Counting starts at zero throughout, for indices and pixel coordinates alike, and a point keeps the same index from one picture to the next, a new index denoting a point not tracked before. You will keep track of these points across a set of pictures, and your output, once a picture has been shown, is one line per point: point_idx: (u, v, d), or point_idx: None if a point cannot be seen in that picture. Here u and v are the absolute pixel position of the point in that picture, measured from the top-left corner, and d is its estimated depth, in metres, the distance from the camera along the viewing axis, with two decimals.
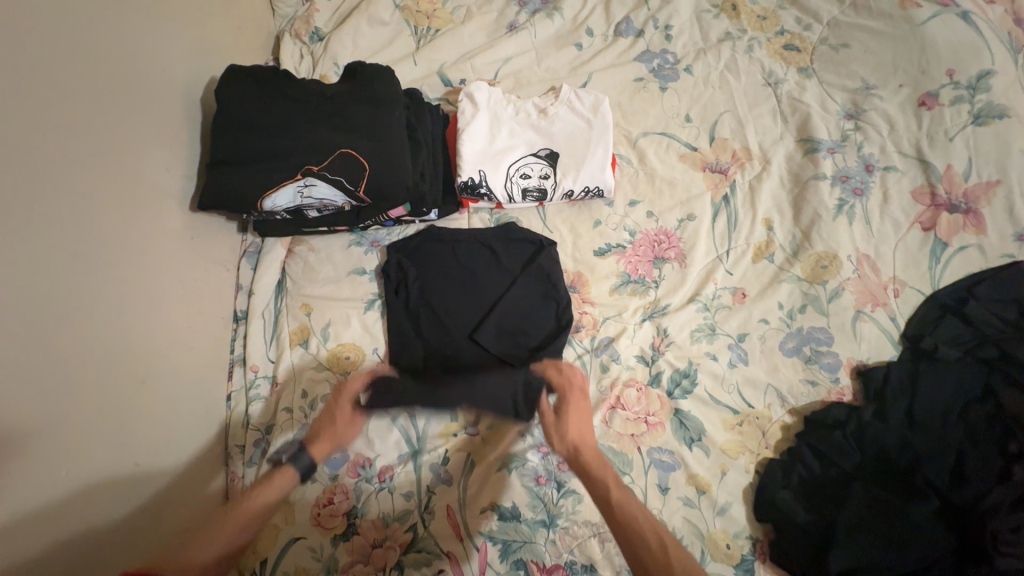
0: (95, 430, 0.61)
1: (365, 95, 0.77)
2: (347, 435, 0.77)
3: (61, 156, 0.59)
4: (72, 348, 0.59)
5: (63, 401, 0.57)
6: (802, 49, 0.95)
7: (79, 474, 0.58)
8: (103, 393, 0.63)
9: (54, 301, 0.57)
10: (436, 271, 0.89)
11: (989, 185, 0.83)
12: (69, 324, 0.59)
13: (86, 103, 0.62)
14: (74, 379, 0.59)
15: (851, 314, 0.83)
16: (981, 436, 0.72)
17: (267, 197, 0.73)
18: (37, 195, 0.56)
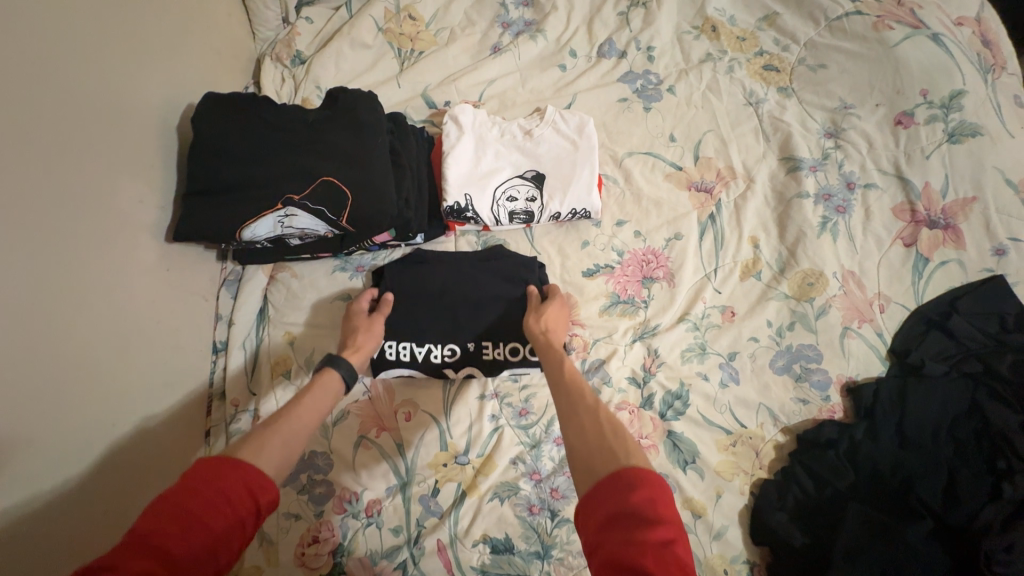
0: (67, 485, 0.58)
1: (348, 121, 0.75)
2: (369, 341, 0.75)
3: (31, 196, 0.56)
4: (39, 398, 0.55)
5: (29, 455, 0.54)
6: (780, 69, 0.96)
7: (46, 529, 0.55)
8: (74, 440, 0.59)
9: (19, 351, 0.54)
10: (416, 292, 0.84)
11: (966, 202, 0.85)
12: (38, 371, 0.55)
13: (57, 138, 0.60)
14: (42, 432, 0.55)
15: (839, 331, 0.84)
16: (971, 453, 0.72)
17: (247, 226, 0.71)
18: (4, 237, 0.53)
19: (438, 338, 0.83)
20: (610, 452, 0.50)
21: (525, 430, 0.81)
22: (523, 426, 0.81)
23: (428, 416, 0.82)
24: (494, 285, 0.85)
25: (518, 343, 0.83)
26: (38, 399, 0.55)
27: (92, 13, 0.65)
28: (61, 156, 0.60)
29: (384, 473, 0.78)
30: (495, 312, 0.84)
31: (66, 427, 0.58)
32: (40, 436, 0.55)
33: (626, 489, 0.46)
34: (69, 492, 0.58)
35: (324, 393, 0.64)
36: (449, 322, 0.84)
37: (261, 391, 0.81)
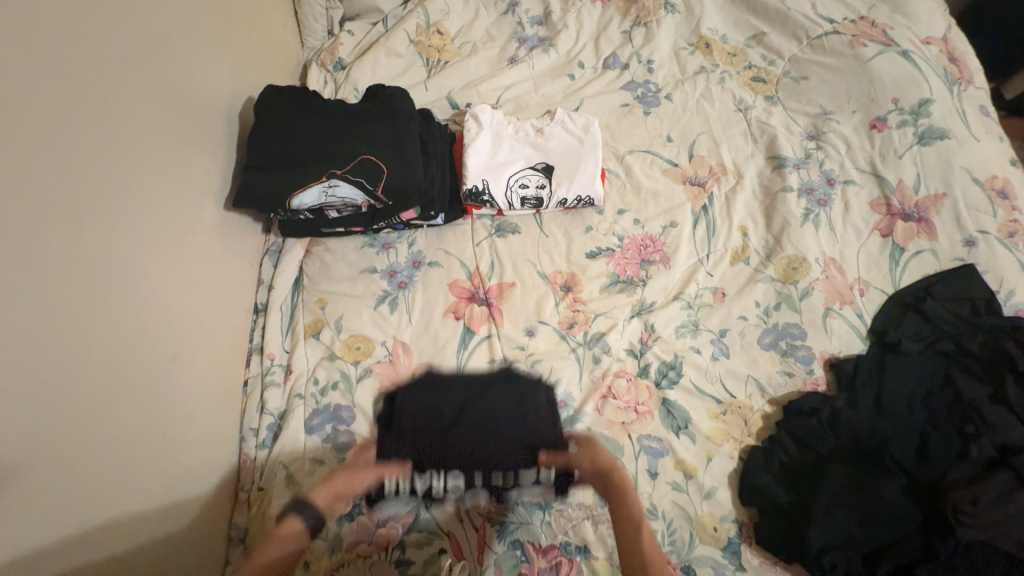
0: (127, 407, 0.66)
1: (385, 112, 0.87)
2: (358, 480, 0.78)
3: (117, 159, 0.68)
4: (114, 319, 0.66)
5: (109, 363, 0.64)
6: (767, 80, 1.08)
7: (117, 433, 0.64)
8: (143, 362, 0.70)
9: (109, 279, 0.65)
10: (426, 423, 0.79)
11: (936, 198, 0.93)
12: (117, 296, 0.66)
13: (138, 114, 0.71)
14: (118, 350, 0.66)
15: (822, 311, 0.91)
16: (942, 420, 0.77)
17: (296, 194, 0.82)
18: (107, 184, 0.66)
19: (441, 467, 0.77)
20: None
21: None
22: None
23: None
24: (506, 405, 0.81)
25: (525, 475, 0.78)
26: (110, 323, 0.65)
27: (182, 19, 0.80)
28: (141, 129, 0.72)
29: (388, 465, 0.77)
30: (506, 435, 0.79)
31: (133, 356, 0.68)
32: (111, 358, 0.64)
33: None
34: (131, 412, 0.66)
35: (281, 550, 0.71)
36: (454, 449, 0.77)
37: (294, 348, 0.90)
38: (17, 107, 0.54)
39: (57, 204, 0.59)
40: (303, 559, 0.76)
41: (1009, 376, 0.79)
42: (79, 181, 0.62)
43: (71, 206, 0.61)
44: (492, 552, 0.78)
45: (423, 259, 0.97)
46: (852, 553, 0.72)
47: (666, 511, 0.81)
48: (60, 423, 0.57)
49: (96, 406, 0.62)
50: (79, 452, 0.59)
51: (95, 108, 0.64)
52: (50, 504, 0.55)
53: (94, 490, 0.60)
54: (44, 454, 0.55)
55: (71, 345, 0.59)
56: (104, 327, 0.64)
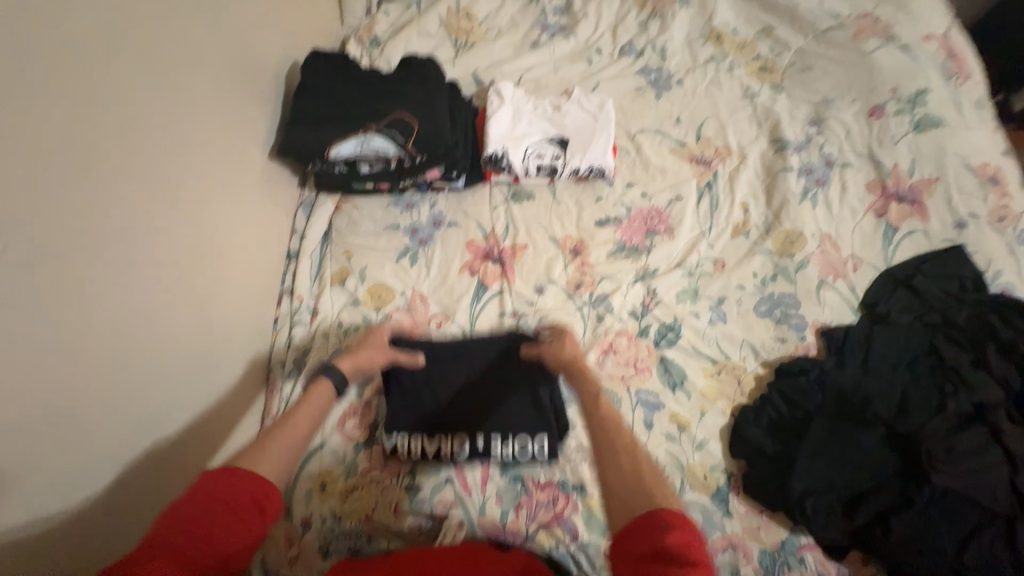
0: (177, 320, 0.76)
1: (418, 78, 0.99)
2: (375, 357, 0.80)
3: (179, 105, 0.77)
4: (170, 241, 0.75)
5: (164, 277, 0.73)
6: (774, 70, 1.14)
7: (166, 338, 0.74)
8: (190, 284, 0.79)
9: (169, 206, 0.75)
10: (428, 390, 0.87)
11: (929, 182, 0.99)
12: (174, 221, 0.76)
13: (197, 69, 0.81)
14: (172, 267, 0.75)
15: (815, 283, 0.96)
16: (924, 381, 0.82)
17: (335, 145, 0.93)
18: (172, 124, 0.76)
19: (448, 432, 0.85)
20: (647, 491, 0.56)
21: None
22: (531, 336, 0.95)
23: (456, 326, 0.95)
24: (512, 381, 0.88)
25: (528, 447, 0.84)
26: (164, 246, 0.74)
27: None
28: (199, 83, 0.81)
29: (403, 406, 0.86)
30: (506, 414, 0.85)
31: (181, 278, 0.77)
32: (162, 275, 0.73)
33: (660, 527, 0.51)
34: (175, 326, 0.75)
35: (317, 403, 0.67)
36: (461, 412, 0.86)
37: (321, 292, 0.98)
38: (104, 49, 0.65)
39: (128, 135, 0.68)
40: (322, 480, 0.84)
41: (991, 345, 0.83)
42: (147, 120, 0.71)
43: (142, 140, 0.70)
44: (495, 485, 0.84)
45: (443, 220, 1.04)
46: (831, 497, 0.77)
47: (659, 458, 0.86)
48: (121, 321, 0.66)
49: (148, 315, 0.70)
50: (136, 346, 0.68)
51: (163, 60, 0.74)
52: (110, 386, 0.64)
53: (146, 384, 0.70)
54: (108, 348, 0.64)
55: (134, 259, 0.68)
56: (160, 248, 0.73)
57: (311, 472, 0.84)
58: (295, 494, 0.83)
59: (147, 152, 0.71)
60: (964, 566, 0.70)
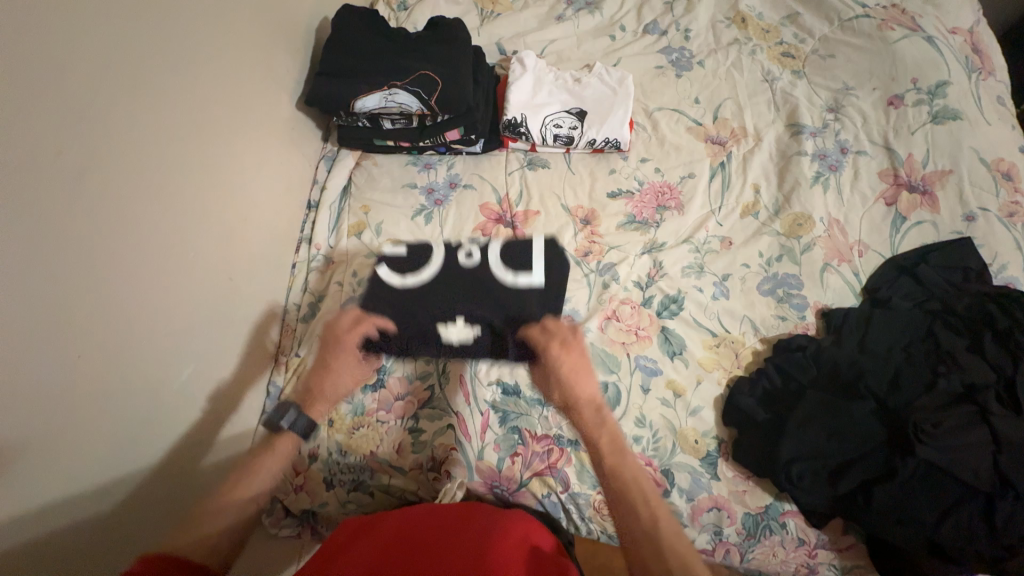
0: (203, 249, 0.81)
1: (445, 37, 1.02)
2: (343, 385, 0.86)
3: (209, 48, 0.82)
4: (196, 173, 0.79)
5: (191, 206, 0.78)
6: (796, 56, 1.15)
7: (193, 265, 0.79)
8: (216, 218, 0.84)
9: (196, 140, 0.79)
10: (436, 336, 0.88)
11: (943, 173, 0.99)
12: (201, 156, 0.80)
13: (227, 17, 0.86)
14: (198, 199, 0.80)
15: (820, 266, 0.97)
16: (918, 361, 0.84)
17: (359, 98, 0.97)
18: (202, 65, 0.80)
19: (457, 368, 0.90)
20: None
21: None
22: None
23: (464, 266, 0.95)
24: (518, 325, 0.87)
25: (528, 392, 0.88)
26: (195, 177, 0.79)
27: None
28: (227, 29, 0.86)
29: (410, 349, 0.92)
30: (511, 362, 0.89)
31: (209, 210, 0.82)
32: (188, 204, 0.78)
33: None
34: (202, 255, 0.80)
35: (269, 462, 0.75)
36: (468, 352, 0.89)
37: (337, 242, 1.02)
38: None
39: (163, 71, 0.73)
40: (329, 417, 0.88)
41: (988, 333, 0.84)
42: (179, 57, 0.76)
43: (172, 75, 0.75)
44: (493, 434, 0.87)
45: (459, 181, 1.07)
46: (816, 465, 0.80)
47: (653, 421, 0.88)
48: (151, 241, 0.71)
49: (177, 240, 0.75)
50: (165, 266, 0.73)
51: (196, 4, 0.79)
52: (142, 299, 0.69)
53: (174, 304, 0.75)
54: (141, 264, 0.69)
55: (165, 184, 0.73)
56: (189, 179, 0.78)
57: None
58: None
59: (178, 87, 0.76)
60: (939, 537, 0.73)
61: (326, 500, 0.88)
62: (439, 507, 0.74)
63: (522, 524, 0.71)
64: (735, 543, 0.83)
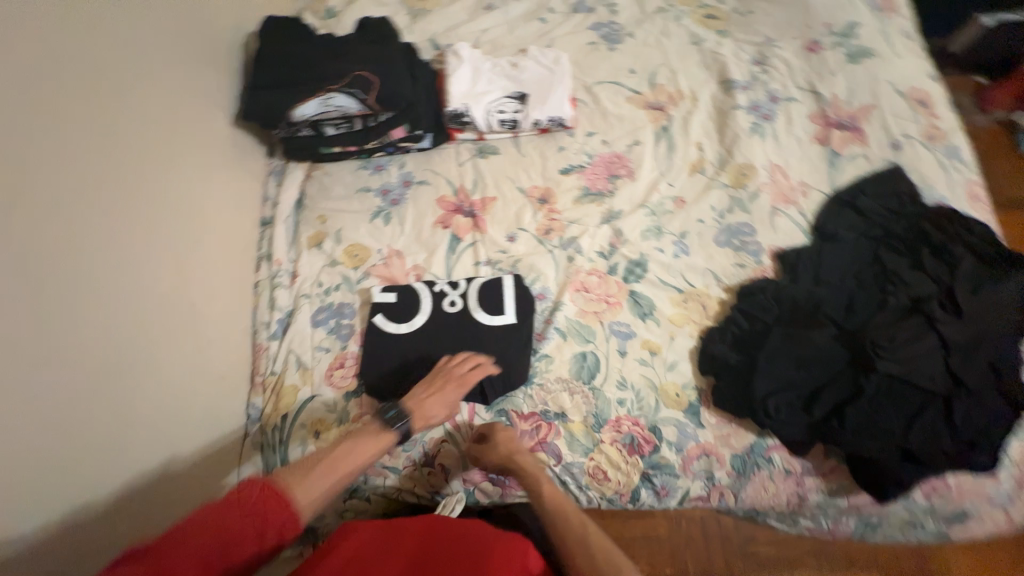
0: (159, 279, 0.80)
1: (375, 38, 1.05)
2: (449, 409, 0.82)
3: (135, 76, 0.81)
4: (138, 204, 0.78)
5: (137, 237, 0.77)
6: (718, 17, 1.20)
7: (149, 296, 0.77)
8: (166, 246, 0.82)
9: (134, 170, 0.78)
10: (416, 340, 0.92)
11: (866, 109, 1.06)
12: (141, 186, 0.79)
13: (146, 34, 0.84)
14: (144, 229, 0.78)
15: (768, 211, 1.02)
16: (868, 284, 0.89)
17: (297, 106, 0.97)
18: (129, 92, 0.79)
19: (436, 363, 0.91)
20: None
21: (499, 271, 0.99)
22: (493, 267, 1.00)
23: (432, 277, 0.99)
24: (488, 319, 0.94)
25: (509, 373, 0.90)
26: (135, 199, 0.77)
27: None
28: (149, 53, 0.84)
29: (385, 348, 0.91)
30: (482, 342, 0.92)
31: (154, 231, 0.80)
32: (135, 236, 0.77)
33: None
34: (153, 279, 0.78)
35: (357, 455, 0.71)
36: (448, 347, 0.92)
37: (298, 256, 1.01)
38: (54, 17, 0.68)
39: (87, 102, 0.71)
40: (315, 429, 0.87)
41: (926, 250, 0.90)
42: (103, 86, 0.74)
43: (98, 106, 0.73)
44: (481, 420, 0.89)
45: (412, 179, 1.07)
46: (791, 395, 0.83)
47: (635, 382, 0.91)
48: (100, 275, 0.70)
49: (126, 270, 0.74)
50: (120, 300, 0.72)
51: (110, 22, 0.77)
52: (98, 336, 0.68)
53: (135, 338, 0.73)
54: (88, 292, 0.67)
55: (104, 207, 0.72)
56: (130, 202, 0.77)
57: (302, 422, 0.87)
58: (291, 443, 0.86)
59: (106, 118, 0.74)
60: (910, 443, 0.77)
61: (325, 513, 0.87)
62: (448, 527, 0.70)
63: (518, 549, 0.66)
64: (728, 485, 0.86)
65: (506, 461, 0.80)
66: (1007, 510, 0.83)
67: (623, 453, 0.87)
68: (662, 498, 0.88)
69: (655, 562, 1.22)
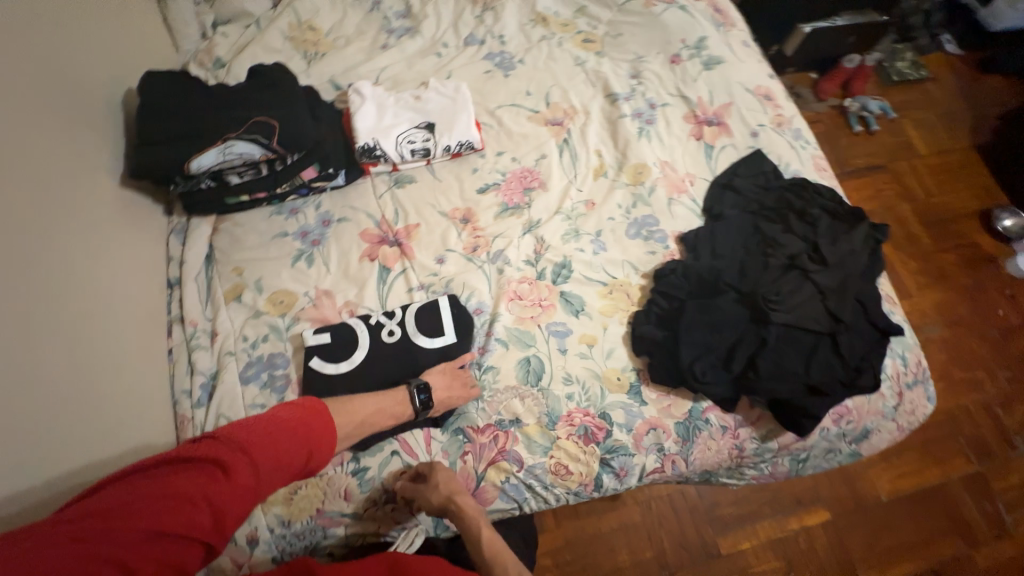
0: (58, 357, 0.73)
1: (270, 82, 1.04)
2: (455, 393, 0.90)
3: (8, 142, 0.75)
4: (22, 280, 0.71)
5: (26, 315, 0.70)
6: (594, 40, 1.35)
7: (46, 377, 0.70)
8: (61, 320, 0.75)
9: (14, 244, 0.72)
10: (360, 376, 0.92)
11: (726, 106, 1.24)
12: (24, 260, 0.73)
13: (11, 96, 0.77)
14: (35, 306, 0.72)
15: (666, 201, 1.15)
16: (754, 251, 1.04)
17: (194, 158, 0.93)
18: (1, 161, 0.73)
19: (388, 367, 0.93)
20: None
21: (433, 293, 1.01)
22: (426, 290, 1.01)
23: (367, 310, 0.98)
24: (430, 341, 0.95)
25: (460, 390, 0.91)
26: (10, 277, 0.70)
27: (46, 21, 0.86)
28: (21, 116, 0.78)
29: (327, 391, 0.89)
30: (427, 366, 0.94)
31: (45, 306, 0.74)
32: (22, 314, 0.70)
33: None
34: (51, 358, 0.72)
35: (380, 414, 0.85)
36: (396, 376, 0.93)
37: (216, 313, 0.96)
38: None
39: None
40: None
41: (792, 216, 1.07)
42: None
43: None
44: (438, 443, 0.89)
45: (332, 218, 1.06)
46: (712, 357, 0.93)
47: (579, 374, 0.96)
48: None
49: (16, 351, 0.67)
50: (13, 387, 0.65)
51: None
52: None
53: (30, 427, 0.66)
54: None
55: None
56: (1, 283, 0.68)
57: None
58: None
59: None
60: (811, 378, 0.90)
61: None
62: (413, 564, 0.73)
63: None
64: (677, 452, 0.93)
65: (445, 502, 0.80)
66: (895, 420, 0.99)
67: (579, 445, 0.91)
68: (623, 479, 0.93)
69: (635, 548, 1.26)
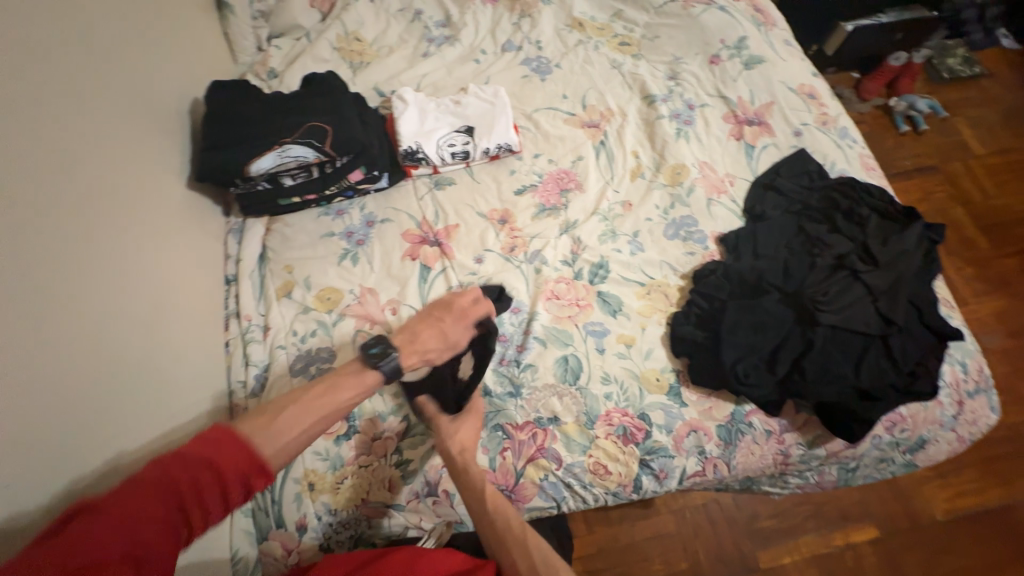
0: (136, 340, 0.80)
1: (323, 90, 1.10)
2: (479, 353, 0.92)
3: (100, 144, 0.83)
4: (111, 269, 0.79)
5: (112, 301, 0.77)
6: (630, 43, 1.36)
7: (126, 357, 0.77)
8: (139, 307, 0.83)
9: (105, 237, 0.79)
10: None
11: (767, 106, 1.22)
12: (111, 251, 0.80)
13: (100, 104, 0.85)
14: (118, 293, 0.79)
15: (705, 201, 1.13)
16: (798, 251, 1.01)
17: (254, 161, 0.99)
18: (95, 161, 0.81)
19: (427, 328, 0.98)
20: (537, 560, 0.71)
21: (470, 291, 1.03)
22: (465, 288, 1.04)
23: (409, 307, 1.01)
24: None
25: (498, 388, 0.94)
26: (102, 265, 0.77)
27: (128, 37, 0.95)
28: (109, 121, 0.86)
29: None
30: None
31: (126, 293, 0.81)
32: (110, 300, 0.77)
33: None
34: (129, 341, 0.78)
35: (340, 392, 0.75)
36: None
37: (269, 309, 1.01)
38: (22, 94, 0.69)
39: (59, 173, 0.73)
40: (310, 480, 0.85)
41: (840, 216, 1.03)
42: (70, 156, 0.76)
43: (69, 176, 0.75)
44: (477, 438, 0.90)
45: (375, 219, 1.10)
46: (756, 359, 0.91)
47: (617, 374, 0.96)
48: (82, 341, 0.70)
49: (103, 333, 0.74)
50: (102, 364, 0.72)
51: (62, 94, 0.76)
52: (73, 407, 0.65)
53: (114, 402, 0.73)
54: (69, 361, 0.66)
55: (79, 272, 0.73)
56: (95, 270, 0.76)
57: (295, 476, 0.85)
58: (285, 500, 0.84)
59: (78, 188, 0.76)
60: (861, 382, 0.86)
61: None
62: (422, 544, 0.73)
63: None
64: (719, 455, 0.92)
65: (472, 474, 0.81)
66: (955, 430, 0.94)
67: (618, 445, 0.91)
68: (663, 481, 0.91)
69: (669, 558, 1.24)
